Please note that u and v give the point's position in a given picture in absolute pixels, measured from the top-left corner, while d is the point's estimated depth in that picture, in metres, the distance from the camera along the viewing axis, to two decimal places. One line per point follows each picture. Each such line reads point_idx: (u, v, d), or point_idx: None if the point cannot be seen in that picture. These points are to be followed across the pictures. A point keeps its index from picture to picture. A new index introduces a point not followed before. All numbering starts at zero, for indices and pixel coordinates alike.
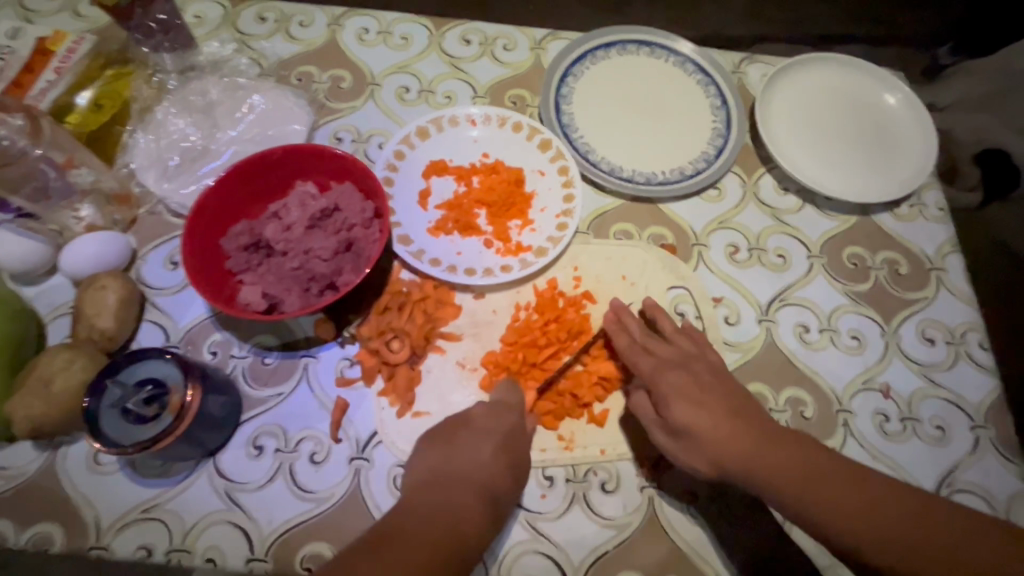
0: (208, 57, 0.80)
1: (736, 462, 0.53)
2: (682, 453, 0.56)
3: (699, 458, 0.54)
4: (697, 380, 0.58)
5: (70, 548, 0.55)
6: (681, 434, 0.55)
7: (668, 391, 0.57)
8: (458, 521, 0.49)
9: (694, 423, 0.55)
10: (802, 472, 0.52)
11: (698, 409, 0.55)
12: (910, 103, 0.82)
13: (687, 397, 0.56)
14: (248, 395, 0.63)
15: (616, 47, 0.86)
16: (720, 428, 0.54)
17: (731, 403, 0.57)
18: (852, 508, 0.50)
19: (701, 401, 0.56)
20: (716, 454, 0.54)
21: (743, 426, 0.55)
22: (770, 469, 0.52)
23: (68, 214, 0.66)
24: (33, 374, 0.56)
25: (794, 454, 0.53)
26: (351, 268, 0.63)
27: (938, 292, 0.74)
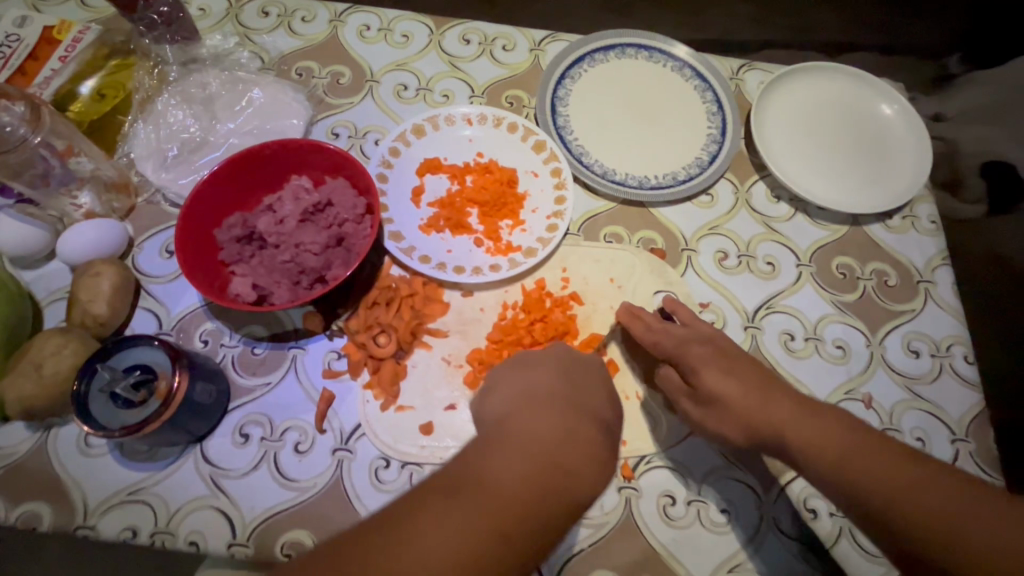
0: (210, 50, 0.81)
1: (769, 427, 0.54)
2: (711, 419, 0.57)
3: (731, 423, 0.56)
4: (723, 353, 0.60)
5: (57, 527, 0.57)
6: (709, 401, 0.57)
7: (696, 360, 0.59)
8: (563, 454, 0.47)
9: (722, 390, 0.56)
10: (841, 443, 0.51)
11: (727, 378, 0.57)
12: (907, 114, 0.82)
13: (715, 366, 0.58)
14: (236, 384, 0.64)
15: (614, 51, 0.86)
16: (752, 396, 0.56)
17: (761, 375, 0.58)
18: (893, 478, 0.48)
19: (731, 370, 0.58)
20: (746, 419, 0.55)
21: (776, 396, 0.55)
22: (805, 436, 0.52)
23: (67, 201, 0.68)
24: (26, 356, 0.57)
25: (832, 425, 0.53)
26: (341, 263, 0.65)
27: (926, 305, 0.75)
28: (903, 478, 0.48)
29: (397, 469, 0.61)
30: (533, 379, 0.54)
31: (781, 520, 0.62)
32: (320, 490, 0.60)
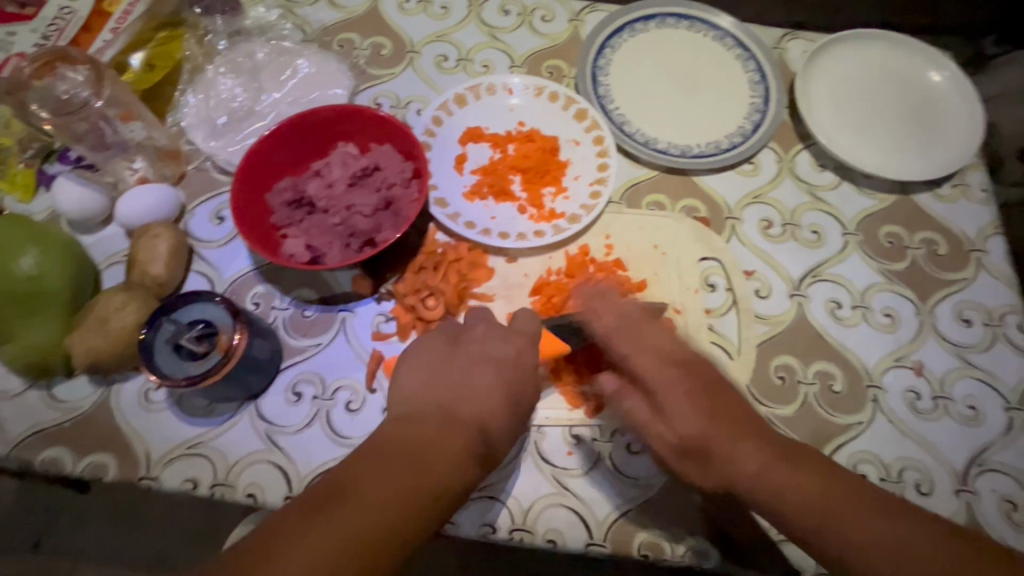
0: (254, 22, 0.82)
1: (697, 443, 0.54)
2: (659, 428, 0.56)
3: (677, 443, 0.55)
4: (670, 354, 0.59)
5: (122, 477, 0.59)
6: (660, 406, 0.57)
7: (645, 361, 0.58)
8: (437, 460, 0.46)
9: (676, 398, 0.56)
10: (775, 468, 0.51)
11: (681, 389, 0.56)
12: (957, 81, 0.80)
13: (668, 376, 0.57)
14: (288, 344, 0.65)
15: (654, 21, 0.85)
16: (694, 408, 0.55)
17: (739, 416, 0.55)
18: (834, 508, 0.48)
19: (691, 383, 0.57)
20: (682, 432, 0.54)
21: (716, 415, 0.55)
22: (741, 455, 0.52)
23: (124, 166, 0.71)
24: (92, 313, 0.59)
25: (764, 446, 0.53)
26: (390, 226, 0.66)
27: (977, 274, 0.73)
28: (821, 500, 0.49)
29: None
30: (438, 366, 0.55)
31: None
32: None
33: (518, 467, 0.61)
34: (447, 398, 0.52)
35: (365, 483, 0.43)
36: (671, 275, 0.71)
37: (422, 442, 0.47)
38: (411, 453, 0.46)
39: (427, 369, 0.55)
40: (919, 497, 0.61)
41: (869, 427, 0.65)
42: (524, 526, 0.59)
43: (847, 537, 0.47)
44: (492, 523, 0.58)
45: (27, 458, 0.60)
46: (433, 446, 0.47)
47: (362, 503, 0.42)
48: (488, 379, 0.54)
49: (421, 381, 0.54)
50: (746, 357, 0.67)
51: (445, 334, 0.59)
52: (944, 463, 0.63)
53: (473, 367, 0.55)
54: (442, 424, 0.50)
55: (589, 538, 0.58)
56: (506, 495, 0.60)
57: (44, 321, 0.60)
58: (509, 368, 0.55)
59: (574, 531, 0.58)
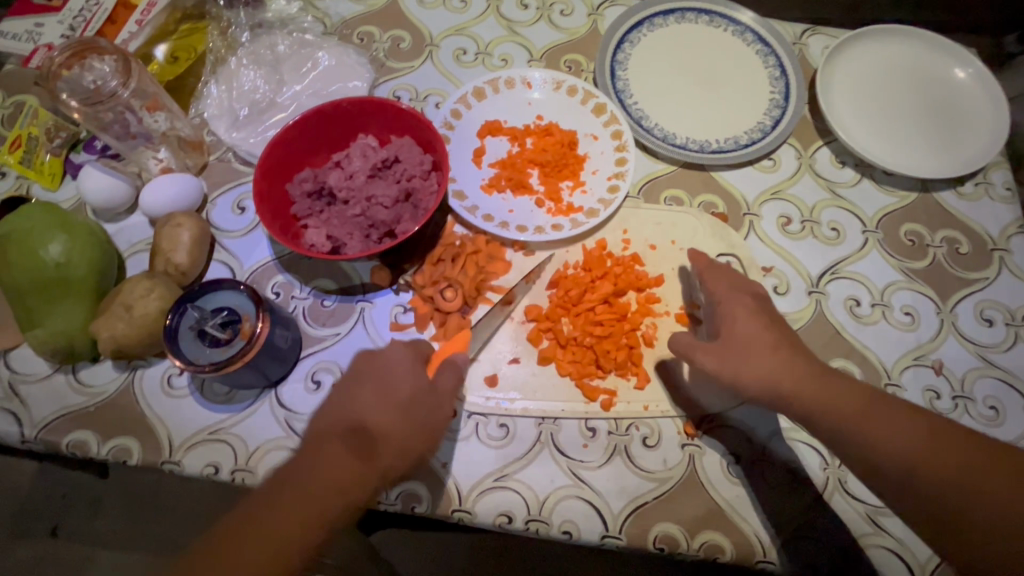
0: (275, 14, 0.83)
1: (778, 385, 0.54)
2: (732, 372, 0.55)
3: (751, 382, 0.54)
4: (754, 302, 0.59)
5: (145, 460, 0.60)
6: (734, 347, 0.56)
7: (726, 312, 0.58)
8: (320, 488, 0.48)
9: (755, 338, 0.56)
10: (852, 411, 0.53)
11: (761, 330, 0.56)
12: (982, 77, 0.79)
13: (750, 321, 0.57)
14: (307, 333, 0.66)
15: (674, 16, 0.85)
16: (771, 354, 0.55)
17: (776, 338, 0.56)
18: (886, 430, 0.51)
19: (763, 327, 0.57)
20: (763, 374, 0.54)
21: (798, 361, 0.55)
22: (812, 396, 0.53)
23: (148, 155, 0.71)
24: (118, 299, 0.60)
25: (839, 389, 0.54)
26: (410, 218, 0.66)
27: (999, 273, 0.72)
28: (896, 436, 0.51)
29: (464, 418, 0.63)
30: (359, 392, 0.53)
31: (847, 481, 0.61)
32: None
33: (534, 459, 0.61)
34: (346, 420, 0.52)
35: (274, 495, 0.47)
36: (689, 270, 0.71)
37: (320, 468, 0.48)
38: (312, 480, 0.48)
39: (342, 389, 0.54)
40: None
41: None
42: (540, 517, 0.59)
43: (903, 466, 0.50)
44: (507, 513, 0.59)
45: (53, 440, 0.61)
46: (324, 478, 0.48)
47: (275, 514, 0.46)
48: (371, 399, 0.52)
49: (333, 402, 0.53)
50: None
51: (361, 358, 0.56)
52: None
53: (362, 384, 0.54)
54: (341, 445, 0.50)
55: (604, 530, 0.58)
56: (521, 486, 0.60)
57: (71, 305, 0.61)
58: (422, 375, 0.54)
59: (589, 523, 0.59)
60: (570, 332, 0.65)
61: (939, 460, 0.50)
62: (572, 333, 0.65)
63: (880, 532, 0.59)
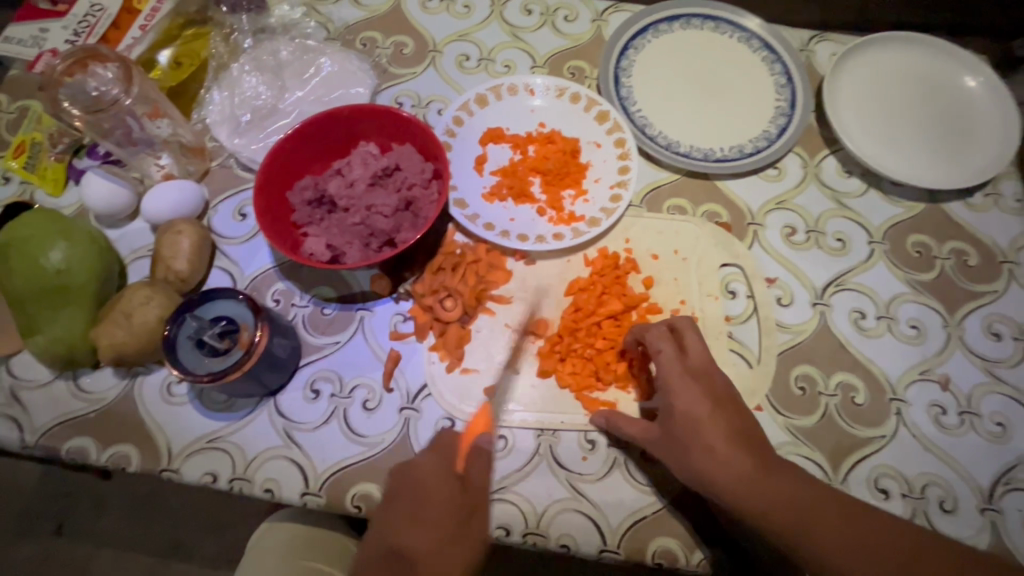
0: (278, 19, 0.83)
1: (727, 484, 0.50)
2: (681, 466, 0.53)
3: (698, 480, 0.52)
4: (702, 384, 0.55)
5: (143, 468, 0.60)
6: (682, 433, 0.53)
7: (671, 395, 0.55)
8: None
9: (703, 425, 0.53)
10: (807, 516, 0.48)
11: (710, 415, 0.53)
12: (992, 86, 0.78)
13: (690, 404, 0.54)
14: (307, 342, 0.66)
15: (679, 22, 0.84)
16: (722, 446, 0.52)
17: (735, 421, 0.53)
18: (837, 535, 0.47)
19: (707, 408, 0.54)
20: (708, 471, 0.51)
21: (747, 455, 0.51)
22: (765, 495, 0.49)
23: (150, 161, 0.72)
24: (118, 306, 0.60)
25: (789, 486, 0.50)
26: (410, 227, 0.66)
27: (1009, 287, 0.71)
28: (851, 534, 0.48)
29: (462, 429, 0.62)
30: (395, 515, 0.52)
31: None
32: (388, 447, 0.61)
33: (531, 471, 0.61)
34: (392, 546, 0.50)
35: None
36: (691, 281, 0.70)
37: None
38: None
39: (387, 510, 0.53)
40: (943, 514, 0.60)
41: (891, 442, 0.63)
42: (537, 531, 0.58)
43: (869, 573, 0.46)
44: (505, 527, 0.58)
45: (53, 447, 0.61)
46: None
47: None
48: (415, 521, 0.51)
49: (382, 525, 0.52)
50: (765, 366, 0.66)
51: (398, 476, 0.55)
52: (970, 480, 0.62)
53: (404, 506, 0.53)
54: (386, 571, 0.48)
55: (602, 545, 0.58)
56: (519, 498, 0.60)
57: (71, 313, 0.61)
58: (445, 482, 0.53)
59: (586, 537, 0.58)
60: (570, 343, 0.65)
61: (897, 558, 0.46)
62: (573, 345, 0.65)
63: None
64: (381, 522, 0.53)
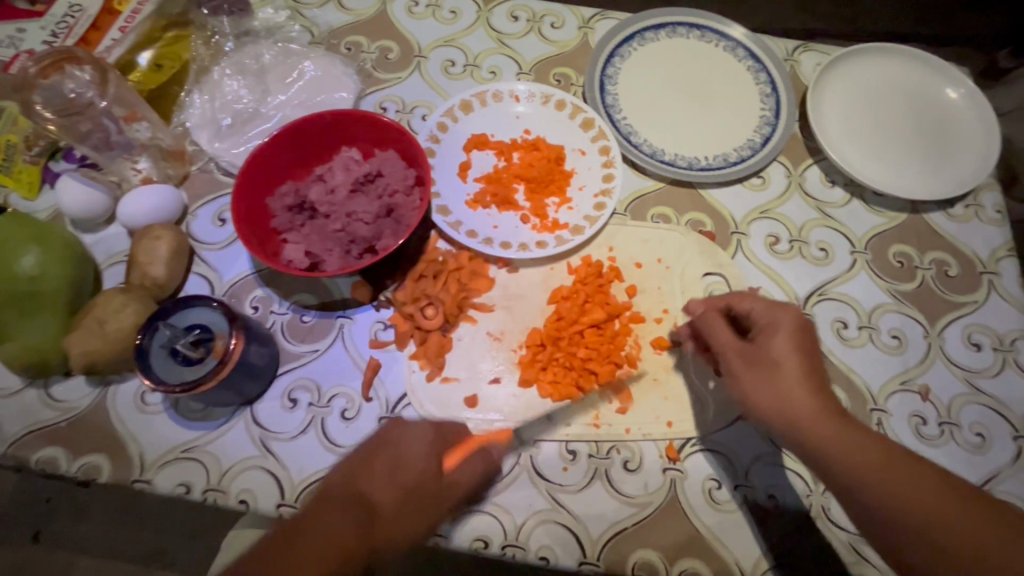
0: (262, 23, 0.82)
1: (798, 413, 0.51)
2: (748, 387, 0.53)
3: (767, 404, 0.52)
4: (805, 336, 0.54)
5: (115, 479, 0.59)
6: (764, 366, 0.53)
7: (761, 335, 0.55)
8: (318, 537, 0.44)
9: (789, 364, 0.52)
10: (872, 458, 0.48)
11: (796, 357, 0.52)
12: (973, 98, 0.79)
13: (790, 345, 0.53)
14: (286, 350, 0.65)
15: (665, 30, 0.84)
16: (804, 379, 0.52)
17: (817, 366, 0.53)
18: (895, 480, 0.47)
19: (804, 350, 0.53)
20: (786, 395, 0.51)
21: (822, 396, 0.51)
22: (830, 431, 0.49)
23: (128, 166, 0.70)
24: (91, 313, 0.59)
25: (865, 436, 0.49)
26: (391, 233, 0.65)
27: (989, 297, 0.71)
28: (907, 480, 0.47)
29: None
30: (367, 465, 0.51)
31: (831, 508, 0.60)
32: None
33: (512, 481, 0.60)
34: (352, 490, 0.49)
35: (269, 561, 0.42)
36: (674, 290, 0.70)
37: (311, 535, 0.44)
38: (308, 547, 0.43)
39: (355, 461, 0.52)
40: None
41: None
42: (517, 542, 0.58)
43: (926, 522, 0.45)
44: (485, 538, 0.58)
45: (22, 457, 0.60)
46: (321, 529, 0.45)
47: None
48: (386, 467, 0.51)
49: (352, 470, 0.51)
50: None
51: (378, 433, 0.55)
52: None
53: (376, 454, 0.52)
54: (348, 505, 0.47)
55: (582, 556, 0.57)
56: (499, 509, 0.59)
57: (43, 320, 0.60)
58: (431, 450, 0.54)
59: (567, 548, 0.58)
60: (552, 352, 0.64)
61: (947, 509, 0.45)
62: (555, 353, 0.64)
63: (863, 562, 0.58)
64: (353, 464, 0.52)
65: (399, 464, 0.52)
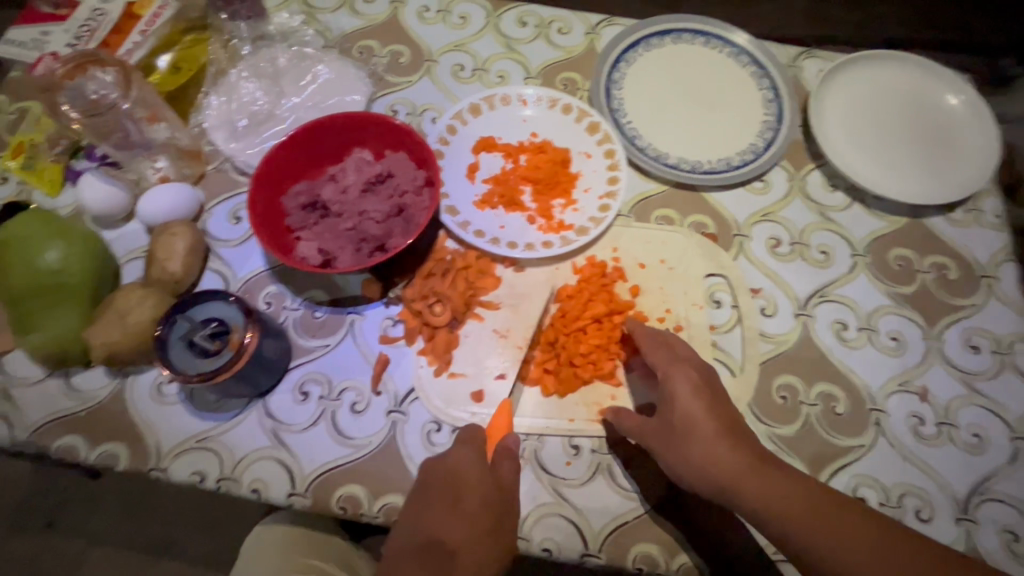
0: (277, 27, 0.84)
1: (725, 479, 0.52)
2: (676, 458, 0.55)
3: (695, 476, 0.54)
4: (708, 384, 0.57)
5: (132, 467, 0.61)
6: (682, 437, 0.55)
7: (671, 401, 0.56)
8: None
9: (701, 429, 0.54)
10: (806, 508, 0.50)
11: (704, 415, 0.54)
12: (974, 105, 0.80)
13: (694, 407, 0.55)
14: (298, 344, 0.67)
15: (670, 36, 0.86)
16: (718, 439, 0.53)
17: (732, 417, 0.55)
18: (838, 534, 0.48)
19: (710, 406, 0.55)
20: (707, 466, 0.53)
21: (744, 451, 0.53)
22: (756, 494, 0.51)
23: (147, 164, 0.73)
24: (112, 306, 0.61)
25: (786, 483, 0.51)
26: (401, 232, 0.67)
27: (988, 300, 0.73)
28: (846, 530, 0.49)
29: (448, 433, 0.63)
30: (430, 506, 0.53)
31: None
32: (375, 449, 0.62)
33: (517, 475, 0.62)
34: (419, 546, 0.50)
35: None
36: (676, 290, 0.71)
37: None
38: None
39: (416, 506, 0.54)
40: (919, 523, 0.61)
41: (870, 451, 0.64)
42: (520, 534, 0.59)
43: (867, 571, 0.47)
44: None
45: (43, 445, 0.62)
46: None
47: None
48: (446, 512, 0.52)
49: (415, 519, 0.53)
50: (747, 375, 0.67)
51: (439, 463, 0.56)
52: (946, 490, 0.63)
53: (434, 497, 0.54)
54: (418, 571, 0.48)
55: (583, 548, 0.59)
56: None
57: (66, 312, 0.62)
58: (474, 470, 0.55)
59: (569, 540, 0.59)
60: (559, 350, 0.66)
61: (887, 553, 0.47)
62: (560, 350, 0.66)
63: None
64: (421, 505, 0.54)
65: (457, 495, 0.53)
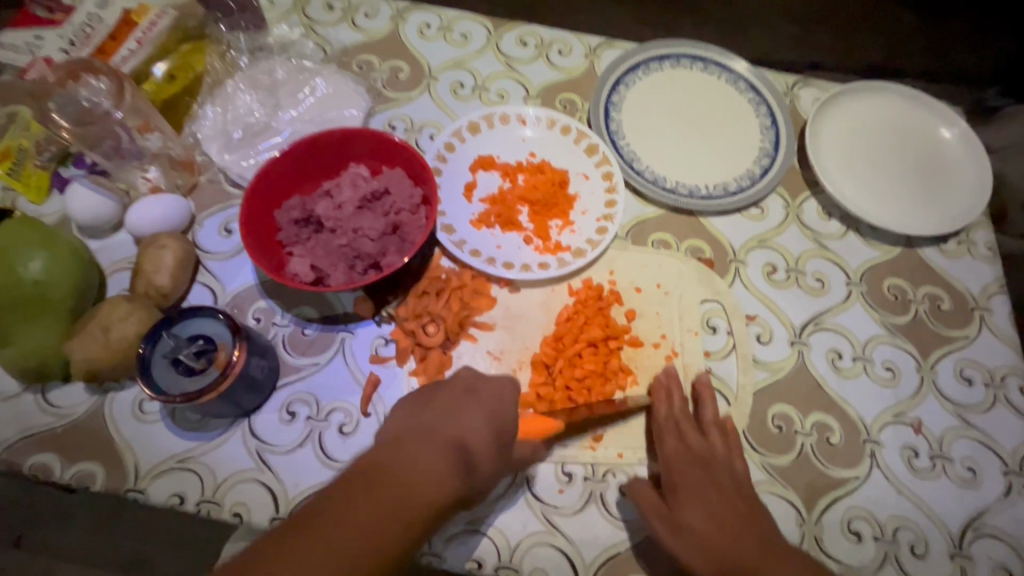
0: (276, 39, 0.84)
1: (732, 563, 0.53)
2: (682, 542, 0.55)
3: (702, 563, 0.53)
4: (710, 478, 0.58)
5: (109, 487, 0.59)
6: (686, 534, 0.55)
7: (681, 494, 0.57)
8: (428, 480, 0.44)
9: (702, 528, 0.55)
10: None
11: (707, 513, 0.56)
12: (967, 139, 0.81)
13: (701, 499, 0.57)
14: (286, 362, 0.65)
15: (670, 61, 0.87)
16: (722, 531, 0.55)
17: (744, 509, 0.57)
18: None
19: (709, 502, 0.56)
20: (716, 557, 0.53)
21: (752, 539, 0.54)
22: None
23: (137, 173, 0.71)
24: (94, 320, 0.59)
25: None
26: (396, 250, 0.66)
27: (980, 332, 0.73)
28: None
29: None
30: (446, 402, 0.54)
31: (823, 539, 0.61)
32: None
33: (507, 503, 0.60)
34: (451, 431, 0.50)
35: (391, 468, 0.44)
36: (672, 315, 0.71)
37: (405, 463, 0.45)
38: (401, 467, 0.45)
39: (418, 414, 0.52)
40: (913, 559, 0.61)
41: (865, 483, 0.64)
42: (511, 564, 0.58)
43: None
44: (477, 559, 0.58)
45: (16, 462, 0.59)
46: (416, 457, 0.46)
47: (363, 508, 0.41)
48: (478, 417, 0.52)
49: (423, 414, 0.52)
50: (742, 404, 0.67)
51: (461, 382, 0.56)
52: (940, 525, 0.62)
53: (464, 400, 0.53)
54: (443, 449, 0.47)
55: None
56: (493, 530, 0.59)
57: (47, 324, 0.60)
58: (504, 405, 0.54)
59: (560, 572, 0.58)
60: (554, 373, 0.65)
61: None
62: (554, 374, 0.65)
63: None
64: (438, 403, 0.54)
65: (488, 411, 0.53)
